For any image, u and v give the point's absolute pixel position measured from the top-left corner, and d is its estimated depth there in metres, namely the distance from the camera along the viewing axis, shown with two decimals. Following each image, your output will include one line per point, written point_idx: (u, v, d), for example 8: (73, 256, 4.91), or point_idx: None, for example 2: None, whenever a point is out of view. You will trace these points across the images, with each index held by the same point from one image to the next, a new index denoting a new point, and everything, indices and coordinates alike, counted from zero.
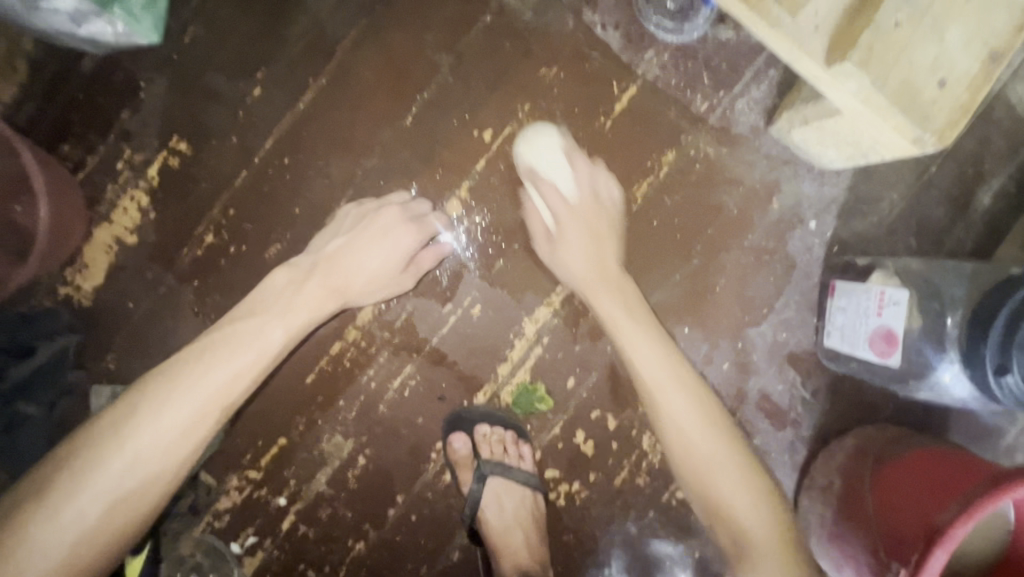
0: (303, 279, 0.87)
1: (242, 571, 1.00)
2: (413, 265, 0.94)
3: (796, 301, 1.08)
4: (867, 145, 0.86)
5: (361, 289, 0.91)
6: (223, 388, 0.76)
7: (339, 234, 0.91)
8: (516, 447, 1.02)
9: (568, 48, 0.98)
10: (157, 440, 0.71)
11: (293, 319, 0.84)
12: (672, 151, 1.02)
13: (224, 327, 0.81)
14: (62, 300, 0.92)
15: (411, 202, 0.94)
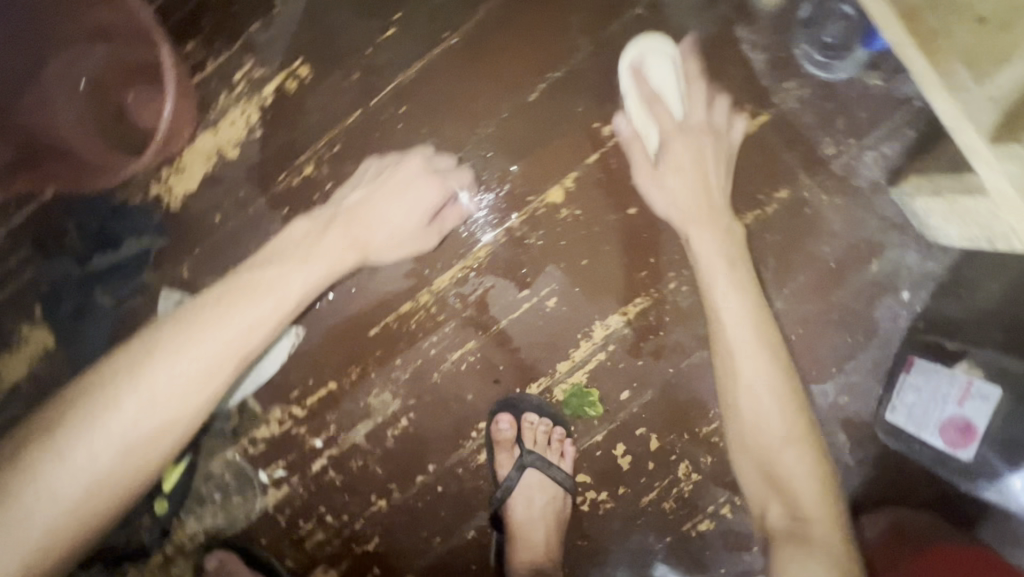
0: (324, 228, 0.81)
1: (264, 500, 1.02)
2: (436, 221, 0.89)
3: (866, 367, 1.06)
4: (999, 233, 0.82)
5: (383, 243, 0.84)
6: (236, 339, 0.67)
7: (360, 188, 0.86)
8: (559, 443, 1.02)
9: (706, 60, 0.95)
10: (167, 395, 0.62)
11: (312, 270, 0.76)
12: (787, 189, 0.99)
13: (241, 276, 0.73)
14: (152, 199, 0.91)
15: (434, 156, 0.89)
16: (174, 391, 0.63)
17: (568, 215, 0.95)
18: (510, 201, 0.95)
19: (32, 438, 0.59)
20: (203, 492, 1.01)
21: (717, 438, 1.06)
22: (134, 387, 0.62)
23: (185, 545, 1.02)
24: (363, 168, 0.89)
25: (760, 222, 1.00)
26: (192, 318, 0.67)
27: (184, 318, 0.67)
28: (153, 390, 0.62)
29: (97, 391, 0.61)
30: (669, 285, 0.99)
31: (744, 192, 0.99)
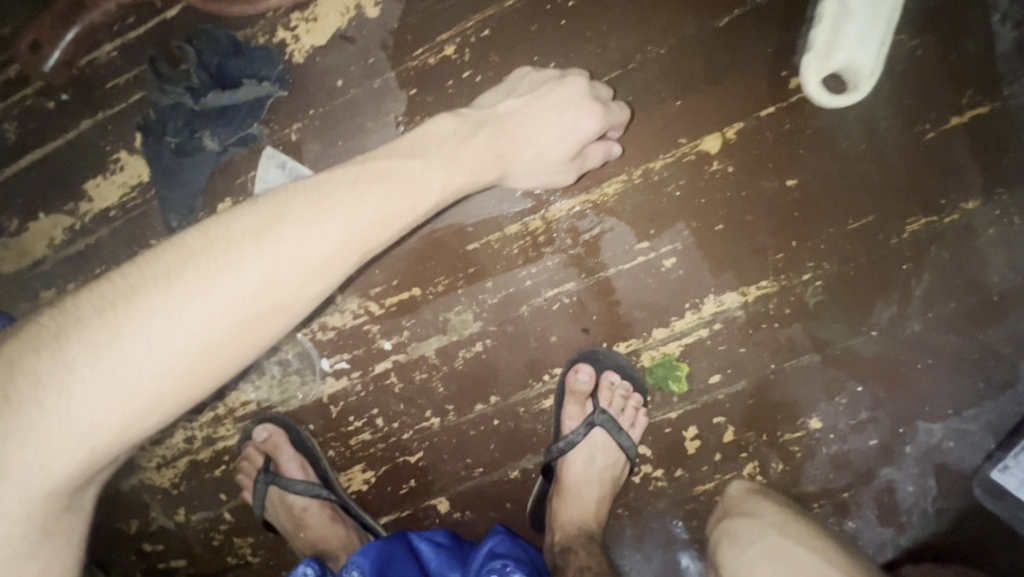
0: (472, 132, 0.71)
1: (321, 387, 1.00)
2: (579, 156, 0.78)
3: (990, 419, 0.90)
4: None
5: (525, 166, 0.75)
6: (371, 229, 0.59)
7: (517, 96, 0.76)
8: (633, 411, 0.95)
9: (913, 28, 0.83)
10: (290, 274, 0.53)
11: (459, 172, 0.68)
12: (976, 200, 0.85)
13: (371, 162, 0.64)
14: (277, 43, 0.84)
15: (595, 83, 0.78)
16: (300, 270, 0.54)
17: (718, 169, 0.85)
18: (655, 137, 0.85)
19: (37, 338, 0.46)
20: (264, 364, 1.00)
21: (798, 448, 0.93)
22: (255, 254, 0.52)
23: (237, 409, 1.01)
24: (516, 75, 0.80)
25: (930, 229, 0.86)
26: (328, 191, 0.58)
27: (320, 190, 0.58)
28: (273, 265, 0.52)
29: (212, 249, 0.51)
30: (804, 275, 0.88)
31: (923, 191, 0.85)
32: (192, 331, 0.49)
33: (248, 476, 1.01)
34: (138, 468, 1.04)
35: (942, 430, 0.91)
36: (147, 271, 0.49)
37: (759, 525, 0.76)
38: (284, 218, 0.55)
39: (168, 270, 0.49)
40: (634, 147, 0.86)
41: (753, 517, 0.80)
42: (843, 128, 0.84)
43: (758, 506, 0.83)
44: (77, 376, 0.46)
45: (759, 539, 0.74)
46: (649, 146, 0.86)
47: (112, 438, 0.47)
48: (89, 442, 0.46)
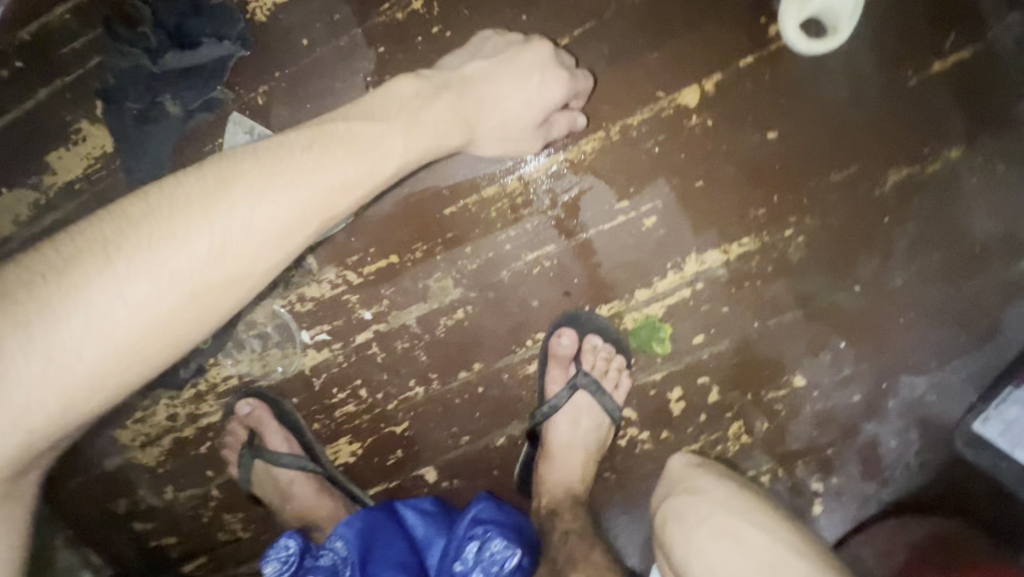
0: (434, 93, 0.68)
1: (302, 360, 0.98)
2: (546, 124, 0.77)
3: (972, 371, 0.90)
4: None
5: (491, 132, 0.73)
6: (330, 196, 0.57)
7: (482, 57, 0.74)
8: (617, 373, 0.94)
9: None
10: (242, 244, 0.52)
11: (421, 138, 0.65)
12: (957, 148, 0.84)
13: (329, 124, 0.61)
14: (238, 2, 0.81)
15: (561, 51, 0.76)
16: (252, 241, 0.52)
17: (697, 123, 0.83)
18: (633, 92, 0.83)
19: None
20: (243, 337, 0.98)
21: (782, 406, 0.93)
22: (202, 224, 0.50)
23: (219, 384, 1.00)
24: (479, 37, 0.77)
25: (913, 179, 0.85)
26: (280, 156, 0.56)
27: (272, 155, 0.55)
28: (222, 236, 0.51)
29: (155, 220, 0.49)
30: (786, 231, 0.87)
31: (905, 141, 0.84)
32: (136, 306, 0.47)
33: (233, 451, 1.00)
34: (121, 448, 1.03)
35: (925, 381, 0.91)
36: (87, 244, 0.47)
37: (704, 509, 0.72)
38: (232, 184, 0.53)
39: (104, 242, 0.47)
40: (612, 101, 0.83)
41: (700, 495, 0.75)
42: (822, 78, 0.82)
43: (706, 484, 0.77)
44: (16, 353, 0.44)
45: (708, 523, 0.70)
46: (626, 100, 0.83)
47: (63, 414, 0.46)
48: (26, 425, 0.45)
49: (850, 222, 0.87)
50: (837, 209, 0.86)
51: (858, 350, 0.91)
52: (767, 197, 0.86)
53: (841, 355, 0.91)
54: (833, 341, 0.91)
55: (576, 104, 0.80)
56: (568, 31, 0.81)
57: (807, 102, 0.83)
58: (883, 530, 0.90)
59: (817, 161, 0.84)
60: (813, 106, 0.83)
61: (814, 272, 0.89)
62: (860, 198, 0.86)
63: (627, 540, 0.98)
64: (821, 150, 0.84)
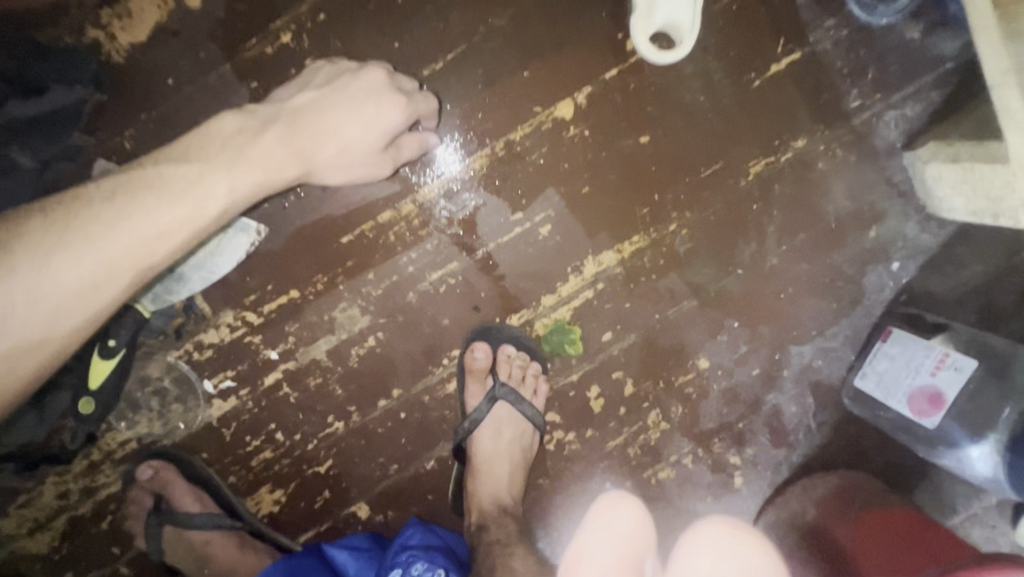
0: (260, 128, 0.68)
1: (208, 411, 0.93)
2: (392, 147, 0.76)
3: (846, 334, 1.02)
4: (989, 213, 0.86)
5: (331, 159, 0.72)
6: (141, 247, 0.60)
7: (316, 87, 0.74)
8: (534, 381, 0.97)
9: None
10: (41, 306, 0.56)
11: (245, 176, 0.66)
12: (803, 139, 0.94)
13: (146, 168, 0.63)
14: (88, 43, 0.76)
15: (397, 75, 0.76)
16: (53, 300, 0.56)
17: (576, 134, 0.88)
18: (513, 109, 0.86)
19: None
20: (138, 396, 0.91)
21: (692, 389, 1.00)
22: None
23: (115, 450, 0.92)
24: (312, 69, 0.77)
25: (772, 170, 0.94)
26: (81, 213, 0.59)
27: (70, 213, 0.58)
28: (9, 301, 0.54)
29: None
30: (669, 226, 0.93)
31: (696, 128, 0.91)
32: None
33: (139, 521, 0.93)
34: (6, 539, 0.92)
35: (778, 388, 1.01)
36: None
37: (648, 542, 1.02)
38: (30, 242, 0.56)
39: None
40: (493, 119, 0.86)
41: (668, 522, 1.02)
42: (680, 86, 0.90)
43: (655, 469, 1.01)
44: None
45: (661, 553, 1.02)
46: (507, 118, 0.86)
47: None
48: None
49: (724, 211, 0.94)
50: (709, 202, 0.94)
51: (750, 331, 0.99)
52: (647, 199, 0.92)
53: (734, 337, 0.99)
54: (726, 322, 0.99)
55: (448, 123, 0.86)
56: (443, 55, 0.83)
57: (671, 107, 0.90)
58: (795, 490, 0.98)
59: (685, 160, 0.92)
60: (676, 111, 0.90)
61: (703, 262, 0.96)
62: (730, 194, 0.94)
63: (566, 536, 1.02)
64: (689, 151, 0.91)
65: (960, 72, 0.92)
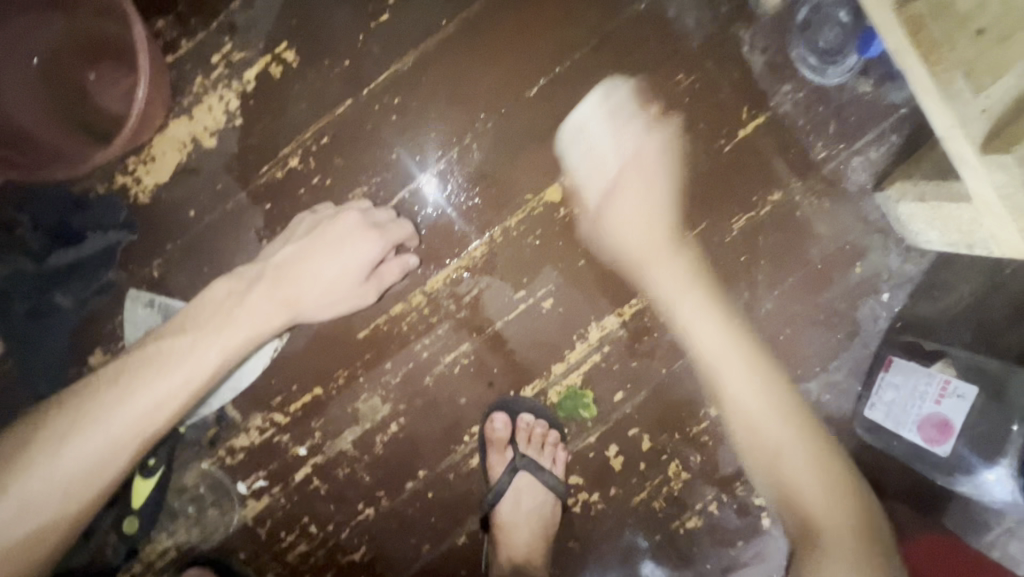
0: (245, 289, 0.78)
1: (243, 512, 0.96)
2: (375, 275, 0.84)
3: (848, 367, 1.07)
4: (979, 240, 0.87)
5: (315, 301, 0.80)
6: (143, 419, 0.69)
7: (296, 239, 0.82)
8: (552, 448, 1.01)
9: (708, 61, 0.95)
10: (62, 484, 0.65)
11: (229, 336, 0.75)
12: (779, 191, 1.00)
13: (146, 347, 0.73)
14: (117, 188, 0.83)
15: (372, 209, 0.84)
16: (70, 478, 0.65)
17: (566, 213, 0.94)
18: (505, 196, 0.92)
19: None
20: (175, 506, 0.94)
21: (708, 437, 1.03)
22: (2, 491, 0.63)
23: (155, 561, 0.95)
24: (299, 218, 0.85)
25: (753, 223, 1.00)
26: (91, 397, 0.69)
27: (80, 403, 0.68)
28: (22, 492, 0.63)
29: None
30: None
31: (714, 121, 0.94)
32: None
33: None
34: None
35: (784, 401, 0.87)
36: None
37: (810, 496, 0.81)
38: (48, 436, 0.66)
39: None
40: (491, 208, 0.92)
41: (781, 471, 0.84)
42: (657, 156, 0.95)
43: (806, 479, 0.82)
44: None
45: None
46: (502, 205, 0.92)
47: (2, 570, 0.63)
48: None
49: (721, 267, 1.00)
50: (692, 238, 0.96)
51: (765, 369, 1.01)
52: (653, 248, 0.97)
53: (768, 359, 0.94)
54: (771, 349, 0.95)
55: (446, 217, 0.91)
56: (437, 159, 0.89)
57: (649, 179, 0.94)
58: None
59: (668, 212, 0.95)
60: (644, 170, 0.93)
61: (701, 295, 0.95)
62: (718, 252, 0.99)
63: None
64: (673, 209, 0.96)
65: (914, 115, 0.99)
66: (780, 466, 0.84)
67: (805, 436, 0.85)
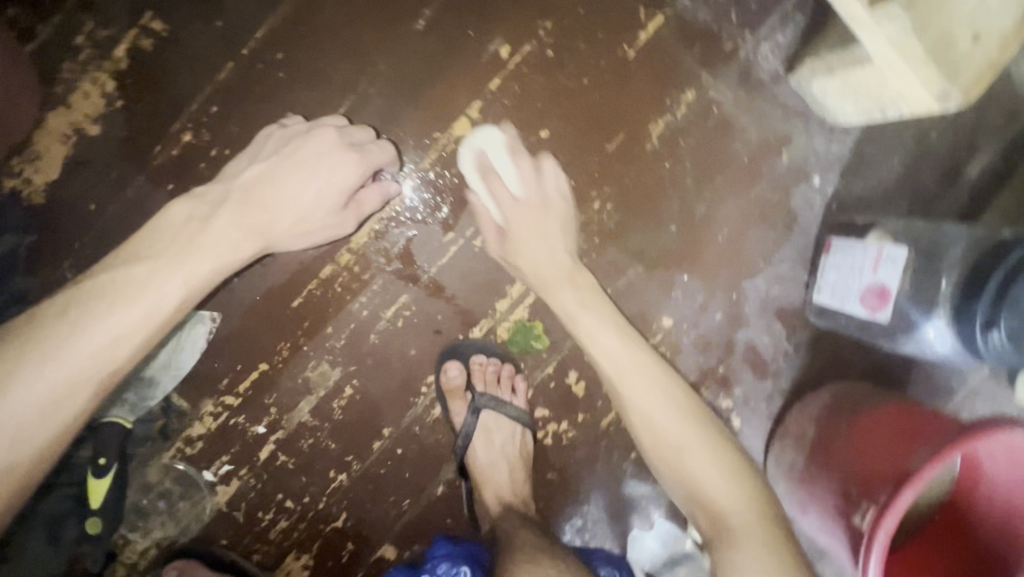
0: (210, 213, 0.74)
1: (215, 499, 0.96)
2: (353, 204, 0.81)
3: (793, 257, 1.07)
4: (889, 102, 0.86)
5: (287, 231, 0.78)
6: (100, 356, 0.64)
7: (263, 161, 0.78)
8: (510, 380, 1.01)
9: None
10: (23, 428, 0.60)
11: (197, 266, 0.71)
12: (693, 90, 0.98)
13: (97, 275, 0.67)
14: (8, 194, 0.81)
15: (349, 128, 0.82)
16: (28, 419, 0.60)
17: (479, 147, 0.92)
18: (414, 139, 0.90)
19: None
20: (145, 505, 0.94)
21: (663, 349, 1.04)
22: None
23: (137, 562, 0.95)
24: (263, 135, 0.82)
25: (672, 127, 0.99)
26: (34, 335, 0.63)
27: (26, 338, 0.62)
28: None
29: None
30: (594, 206, 0.98)
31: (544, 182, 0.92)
32: None
33: None
34: None
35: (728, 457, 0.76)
36: None
37: None
38: None
39: None
40: (402, 153, 0.90)
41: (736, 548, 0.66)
42: (562, 72, 0.93)
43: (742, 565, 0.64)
44: None
45: None
46: (412, 150, 0.91)
47: None
48: None
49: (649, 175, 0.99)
50: (550, 232, 0.91)
51: (625, 341, 0.84)
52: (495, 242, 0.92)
53: (670, 392, 0.81)
54: (648, 364, 0.83)
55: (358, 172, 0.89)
56: (336, 111, 0.87)
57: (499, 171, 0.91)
58: (792, 417, 1.05)
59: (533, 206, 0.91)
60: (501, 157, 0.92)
61: (563, 287, 0.88)
62: (642, 160, 0.99)
63: (592, 514, 1.07)
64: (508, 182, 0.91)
65: None
66: (684, 464, 0.77)
67: (716, 450, 0.77)
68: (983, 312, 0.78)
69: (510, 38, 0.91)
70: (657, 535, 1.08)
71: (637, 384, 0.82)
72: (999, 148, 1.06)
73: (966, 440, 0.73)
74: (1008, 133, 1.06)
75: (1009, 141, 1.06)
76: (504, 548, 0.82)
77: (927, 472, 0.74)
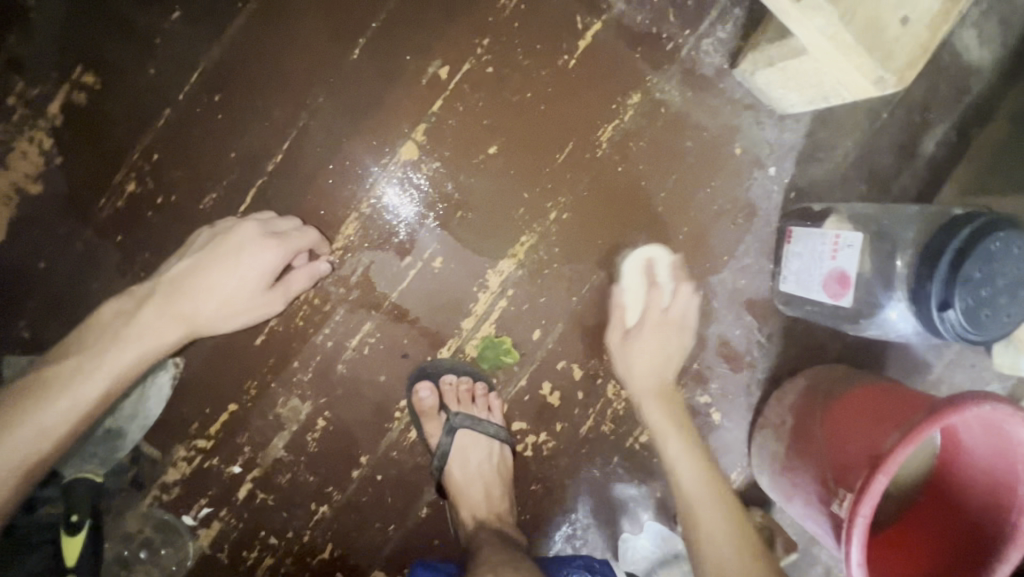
0: (137, 306, 0.78)
1: (197, 543, 0.96)
2: (281, 283, 0.84)
3: (756, 249, 1.06)
4: (830, 88, 0.86)
5: (212, 317, 0.80)
6: (24, 447, 0.69)
7: (189, 255, 0.81)
8: (484, 397, 1.01)
9: None
10: None
11: (117, 357, 0.75)
12: (638, 92, 0.98)
13: (34, 374, 0.74)
14: None
15: (274, 220, 0.85)
16: None
17: (428, 170, 0.92)
18: (361, 167, 0.90)
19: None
20: (127, 555, 0.94)
21: None
22: None
23: None
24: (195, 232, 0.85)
25: (621, 131, 0.99)
26: None
27: None
28: None
29: None
30: (551, 216, 0.98)
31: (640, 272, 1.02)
32: None
33: None
34: None
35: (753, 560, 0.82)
36: None
37: None
38: None
39: None
40: (350, 182, 0.90)
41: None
42: (503, 87, 0.93)
43: None
44: None
45: None
46: (360, 178, 0.91)
47: None
48: None
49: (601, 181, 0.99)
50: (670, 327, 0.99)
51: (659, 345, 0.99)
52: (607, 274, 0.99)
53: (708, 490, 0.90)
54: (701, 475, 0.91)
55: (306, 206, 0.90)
56: (280, 146, 0.88)
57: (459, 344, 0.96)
58: (771, 408, 1.05)
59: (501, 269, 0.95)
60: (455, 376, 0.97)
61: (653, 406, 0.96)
62: (593, 166, 0.98)
63: (581, 521, 1.07)
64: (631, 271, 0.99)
65: None
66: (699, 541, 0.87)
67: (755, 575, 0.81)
68: (937, 293, 0.77)
69: (446, 58, 0.91)
70: (649, 536, 1.07)
71: (685, 479, 0.91)
72: (952, 121, 1.05)
73: (935, 418, 0.71)
74: (960, 105, 1.05)
75: (962, 112, 1.05)
76: (480, 569, 0.82)
77: (900, 453, 0.72)
